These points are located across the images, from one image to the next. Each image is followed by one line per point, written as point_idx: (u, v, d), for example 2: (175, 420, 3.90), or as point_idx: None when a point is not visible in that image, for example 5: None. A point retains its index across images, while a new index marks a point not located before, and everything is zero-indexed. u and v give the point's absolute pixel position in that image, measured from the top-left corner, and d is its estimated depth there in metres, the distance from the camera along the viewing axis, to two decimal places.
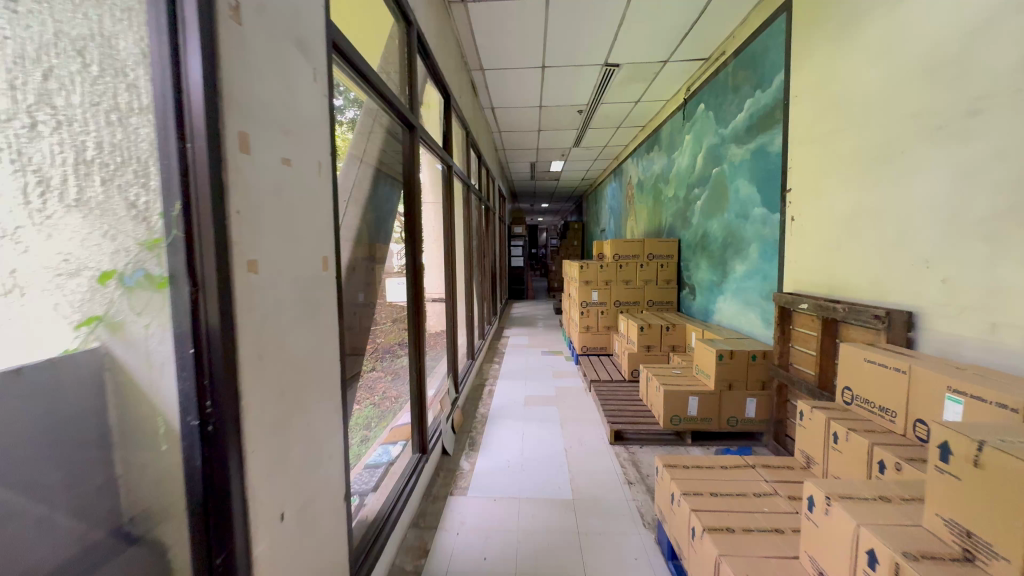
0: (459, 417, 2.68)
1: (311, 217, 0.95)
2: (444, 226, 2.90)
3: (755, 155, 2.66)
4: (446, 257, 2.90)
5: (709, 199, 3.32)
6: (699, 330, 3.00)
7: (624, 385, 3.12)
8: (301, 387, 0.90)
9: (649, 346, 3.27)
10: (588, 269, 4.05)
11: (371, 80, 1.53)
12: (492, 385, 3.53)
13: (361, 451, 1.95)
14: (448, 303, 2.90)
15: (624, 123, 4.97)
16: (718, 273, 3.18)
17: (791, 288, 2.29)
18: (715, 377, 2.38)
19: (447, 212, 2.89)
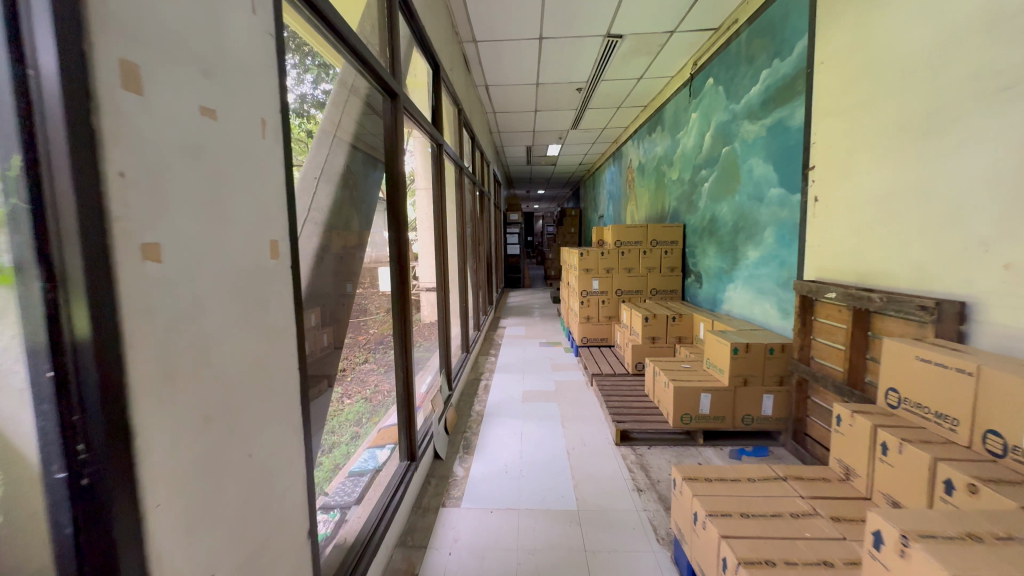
0: (452, 416, 2.49)
1: (251, 190, 0.74)
2: (435, 211, 2.68)
3: (772, 131, 2.44)
4: (438, 243, 2.68)
5: (718, 181, 3.11)
6: (709, 321, 2.82)
7: (628, 379, 2.94)
8: (239, 409, 0.70)
9: (654, 338, 3.09)
10: (588, 256, 3.84)
11: (346, 39, 1.30)
12: (487, 379, 3.35)
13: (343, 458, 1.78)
14: (441, 293, 2.69)
15: (625, 102, 4.72)
16: (728, 260, 2.99)
17: (813, 276, 2.10)
18: (729, 372, 2.19)
19: (438, 195, 2.67)
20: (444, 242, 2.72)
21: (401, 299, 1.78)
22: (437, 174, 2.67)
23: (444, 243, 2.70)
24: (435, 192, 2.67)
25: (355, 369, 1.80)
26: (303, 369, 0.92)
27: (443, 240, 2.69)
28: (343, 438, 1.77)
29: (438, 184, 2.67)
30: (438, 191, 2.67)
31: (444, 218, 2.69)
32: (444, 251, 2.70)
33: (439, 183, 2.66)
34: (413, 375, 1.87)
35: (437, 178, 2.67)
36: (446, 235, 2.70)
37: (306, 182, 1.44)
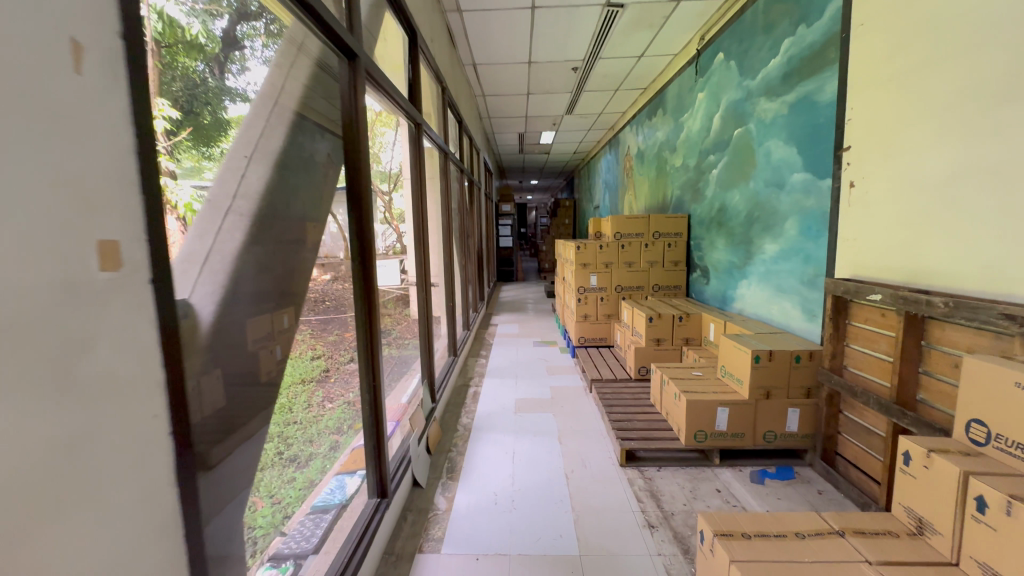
0: (434, 433, 2.21)
1: (51, 158, 0.44)
2: (414, 200, 2.37)
3: (796, 108, 2.15)
4: (420, 235, 2.39)
5: (729, 166, 2.82)
6: (720, 322, 2.54)
7: (631, 386, 2.68)
8: (17, 539, 0.40)
9: (659, 340, 2.81)
10: (586, 250, 3.55)
11: None
12: (477, 386, 3.06)
13: (305, 488, 1.50)
14: (422, 292, 2.39)
15: (624, 84, 4.41)
16: (740, 254, 2.72)
17: (847, 273, 1.83)
18: (749, 384, 1.92)
19: (418, 182, 2.36)
20: (424, 235, 2.41)
21: (367, 298, 1.52)
22: (417, 158, 2.35)
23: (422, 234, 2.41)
24: (412, 178, 2.35)
25: (338, 369, 1.59)
26: (179, 431, 0.61)
27: (422, 232, 2.39)
28: (323, 449, 1.60)
29: (417, 170, 2.35)
30: (416, 178, 2.35)
31: (424, 207, 2.39)
32: (423, 245, 2.40)
33: (418, 168, 2.34)
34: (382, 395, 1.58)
35: (416, 162, 2.35)
36: (426, 226, 2.39)
37: (241, 160, 1.09)
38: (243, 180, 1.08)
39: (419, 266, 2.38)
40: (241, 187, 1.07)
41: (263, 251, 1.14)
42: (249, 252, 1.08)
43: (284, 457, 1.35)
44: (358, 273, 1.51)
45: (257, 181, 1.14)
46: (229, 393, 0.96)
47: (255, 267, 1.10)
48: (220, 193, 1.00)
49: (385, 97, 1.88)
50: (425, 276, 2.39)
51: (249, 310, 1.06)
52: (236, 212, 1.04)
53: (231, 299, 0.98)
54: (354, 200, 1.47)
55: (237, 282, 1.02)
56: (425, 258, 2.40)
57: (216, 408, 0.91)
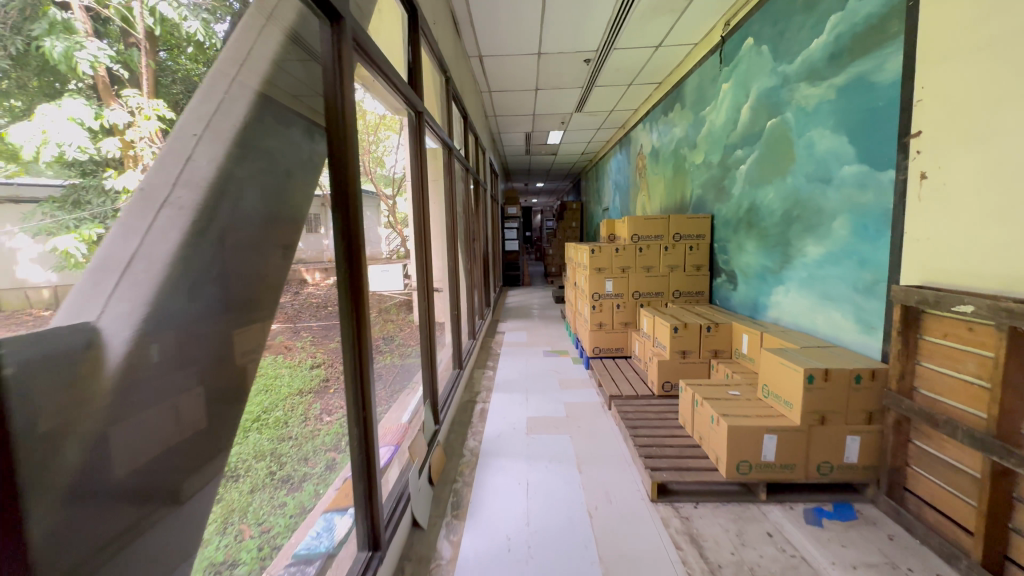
0: (438, 460, 1.96)
1: None
2: (415, 199, 2.12)
3: (846, 93, 1.91)
4: (422, 237, 2.15)
5: (762, 162, 2.57)
6: (755, 332, 2.29)
7: (655, 405, 2.42)
8: None
9: (685, 352, 2.56)
10: (600, 253, 3.30)
11: None
12: (484, 402, 2.80)
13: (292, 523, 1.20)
14: (423, 301, 2.14)
15: (638, 78, 4.17)
16: (775, 258, 2.46)
17: (918, 280, 1.57)
18: (801, 408, 1.66)
19: (419, 177, 2.12)
20: (425, 238, 2.17)
21: (356, 310, 1.24)
22: (417, 152, 2.10)
23: (424, 237, 2.16)
24: (413, 175, 2.11)
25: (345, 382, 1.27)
26: None
27: (424, 235, 2.15)
28: (319, 470, 1.32)
29: (419, 165, 2.10)
30: (418, 174, 2.11)
31: (427, 207, 2.15)
32: (425, 248, 2.16)
33: (419, 162, 2.10)
34: (375, 429, 1.32)
35: (417, 156, 2.10)
36: (428, 226, 2.15)
37: (192, 136, 0.81)
38: (189, 165, 0.80)
39: (419, 271, 2.14)
40: (185, 172, 0.79)
41: (206, 254, 0.88)
42: (184, 258, 0.82)
43: (277, 477, 1.16)
44: (343, 285, 1.23)
45: (209, 166, 0.86)
46: (137, 445, 0.71)
47: (194, 277, 0.85)
48: (157, 179, 0.72)
49: (380, 77, 1.63)
50: (427, 282, 2.15)
51: (183, 329, 0.82)
52: (175, 206, 0.77)
53: (150, 320, 0.73)
54: (339, 204, 1.20)
55: (167, 295, 0.77)
56: (425, 262, 2.16)
57: (120, 467, 0.66)
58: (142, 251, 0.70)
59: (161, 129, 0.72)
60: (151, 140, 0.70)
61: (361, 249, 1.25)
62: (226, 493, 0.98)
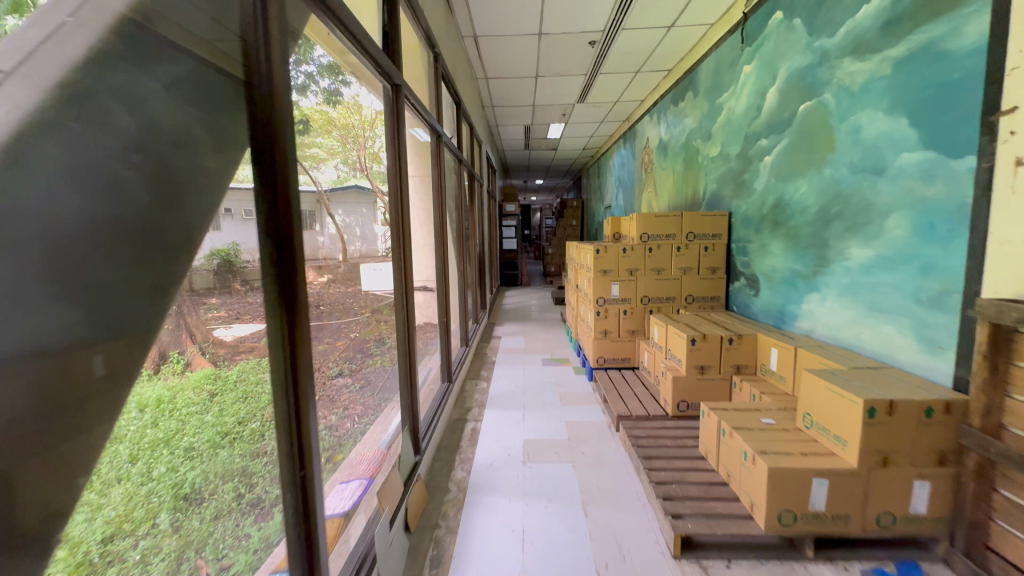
0: (417, 500, 1.65)
1: None
2: (391, 189, 1.72)
3: (905, 67, 1.60)
4: (396, 238, 1.73)
5: (792, 151, 2.26)
6: (787, 347, 1.98)
7: (670, 430, 2.12)
8: None
9: (703, 368, 2.25)
10: (606, 254, 2.99)
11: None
12: (476, 421, 2.50)
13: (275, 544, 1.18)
14: (399, 314, 1.76)
15: (647, 64, 3.87)
16: (807, 261, 2.16)
17: (1008, 293, 1.27)
18: (859, 449, 1.35)
19: (400, 162, 1.73)
20: (403, 237, 1.77)
21: (290, 339, 0.91)
22: (396, 132, 1.71)
23: (401, 237, 1.75)
24: (389, 160, 1.72)
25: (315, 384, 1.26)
26: None
27: (400, 235, 1.73)
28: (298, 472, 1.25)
29: (396, 148, 1.72)
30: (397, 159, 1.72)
31: (404, 202, 1.75)
32: (403, 251, 1.76)
33: (396, 142, 1.71)
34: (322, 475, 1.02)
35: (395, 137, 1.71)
36: (405, 223, 1.76)
37: (108, 81, 0.59)
38: (105, 117, 0.59)
39: (397, 278, 1.76)
40: (97, 127, 0.58)
41: (147, 252, 0.65)
42: (128, 250, 0.62)
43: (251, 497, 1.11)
44: (274, 303, 0.90)
45: (139, 128, 0.63)
46: (55, 494, 0.53)
47: (152, 282, 0.66)
48: (43, 141, 0.51)
49: (337, 28, 1.29)
50: (405, 294, 1.76)
51: (132, 341, 0.63)
52: (84, 178, 0.55)
53: (88, 331, 0.56)
54: (264, 188, 0.85)
55: (111, 299, 0.59)
56: (403, 266, 1.76)
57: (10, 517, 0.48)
58: (45, 236, 0.51)
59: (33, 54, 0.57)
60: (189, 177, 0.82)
61: (298, 251, 0.93)
62: (185, 522, 0.95)
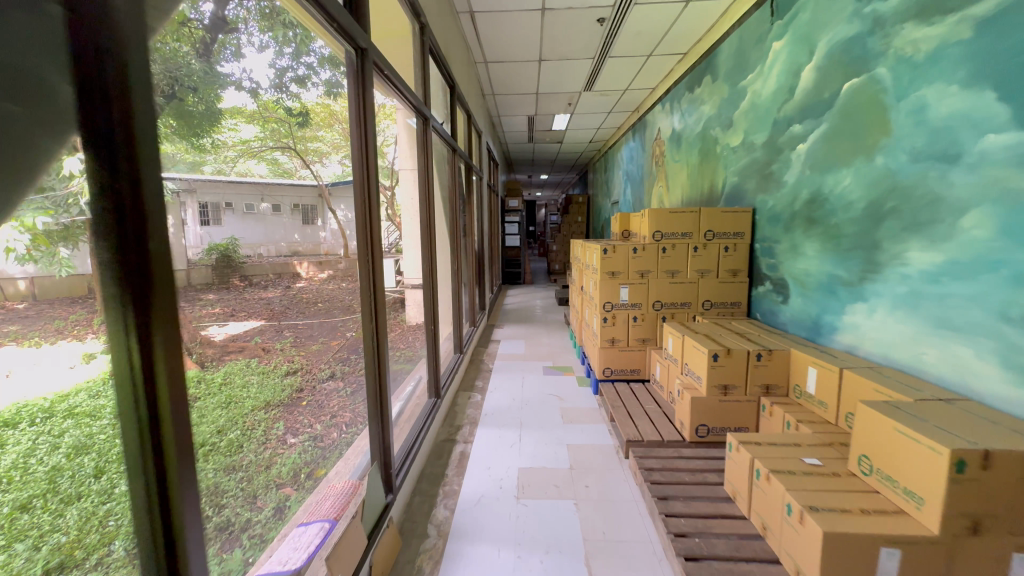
0: (385, 550, 1.39)
1: None
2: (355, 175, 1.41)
3: (992, 25, 1.29)
4: (362, 236, 1.44)
5: (834, 138, 1.95)
6: (831, 369, 1.68)
7: (689, 461, 1.82)
8: None
9: (727, 388, 1.96)
10: (614, 255, 2.70)
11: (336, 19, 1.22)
12: (465, 441, 2.23)
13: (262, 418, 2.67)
14: (367, 328, 1.45)
15: (660, 46, 3.56)
16: (852, 265, 1.85)
17: None
18: (943, 513, 1.05)
19: (367, 144, 1.41)
20: (371, 236, 1.46)
21: (150, 385, 0.62)
22: (360, 105, 1.40)
23: (368, 236, 1.44)
24: (352, 139, 1.41)
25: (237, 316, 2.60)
26: None
27: (367, 235, 1.43)
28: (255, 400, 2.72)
29: (359, 125, 1.41)
30: (363, 139, 1.40)
31: (371, 193, 1.45)
32: (371, 251, 1.46)
33: (361, 117, 1.40)
34: (208, 552, 0.75)
35: (359, 113, 1.40)
36: (373, 219, 1.45)
37: None
38: (45, 98, 0.52)
39: (361, 282, 1.44)
40: (42, 111, 0.51)
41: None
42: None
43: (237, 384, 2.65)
44: (122, 336, 0.60)
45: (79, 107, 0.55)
46: None
47: None
48: None
49: None
50: (374, 305, 1.45)
51: None
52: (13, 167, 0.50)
53: None
54: (99, 167, 0.56)
55: None
56: (369, 270, 1.45)
57: None
58: None
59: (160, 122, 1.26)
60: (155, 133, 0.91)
61: (157, 259, 0.61)
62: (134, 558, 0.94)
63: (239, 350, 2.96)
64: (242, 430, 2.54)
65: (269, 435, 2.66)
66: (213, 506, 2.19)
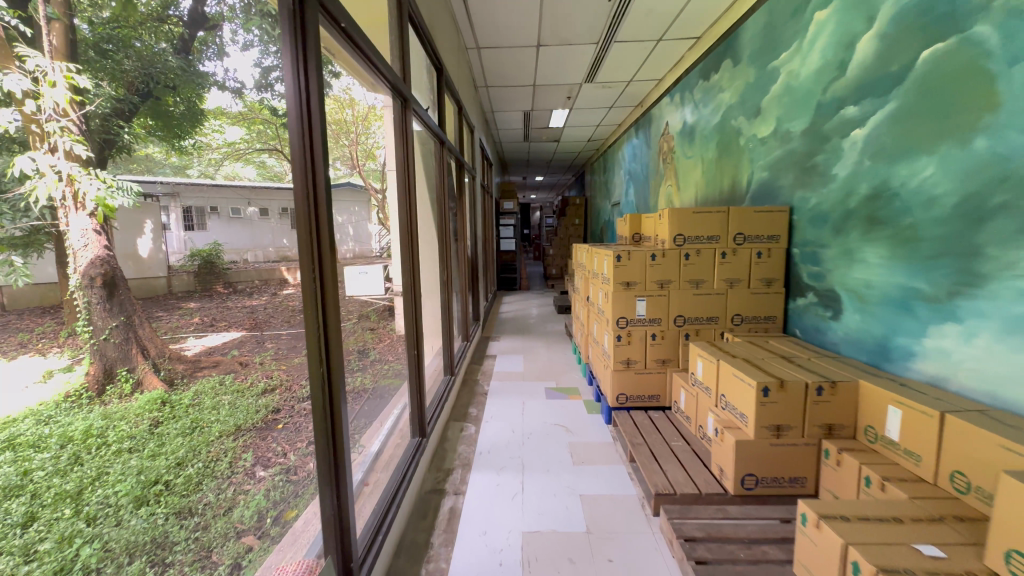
0: None
1: None
2: (292, 158, 1.01)
3: None
4: (303, 241, 1.04)
5: (908, 118, 1.58)
6: (924, 412, 1.30)
7: (738, 526, 1.44)
8: None
9: (779, 428, 1.58)
10: (629, 262, 2.32)
11: None
12: (457, 491, 1.83)
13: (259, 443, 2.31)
14: (315, 372, 1.05)
15: (672, 29, 3.19)
16: (937, 277, 1.48)
17: None
18: None
19: (308, 113, 1.04)
20: (320, 246, 1.08)
21: None
22: (297, 58, 1.01)
23: (313, 243, 1.05)
24: (288, 112, 1.02)
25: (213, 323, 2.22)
26: None
27: (310, 238, 1.04)
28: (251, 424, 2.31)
29: (298, 92, 1.02)
30: (302, 106, 1.03)
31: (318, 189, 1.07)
32: (319, 264, 1.07)
33: (301, 83, 1.01)
34: None
35: (295, 67, 1.00)
36: (318, 218, 1.06)
37: None
38: None
39: (304, 306, 1.04)
40: None
41: None
42: None
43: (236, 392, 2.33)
44: None
45: None
46: None
47: None
48: None
49: None
50: (324, 345, 1.06)
51: None
52: None
53: None
54: None
55: None
56: (315, 293, 1.05)
57: None
58: None
59: (76, 96, 1.00)
60: (58, 108, 0.95)
61: None
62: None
63: (213, 366, 2.24)
64: (205, 463, 2.00)
65: (234, 468, 2.14)
66: (153, 565, 1.61)
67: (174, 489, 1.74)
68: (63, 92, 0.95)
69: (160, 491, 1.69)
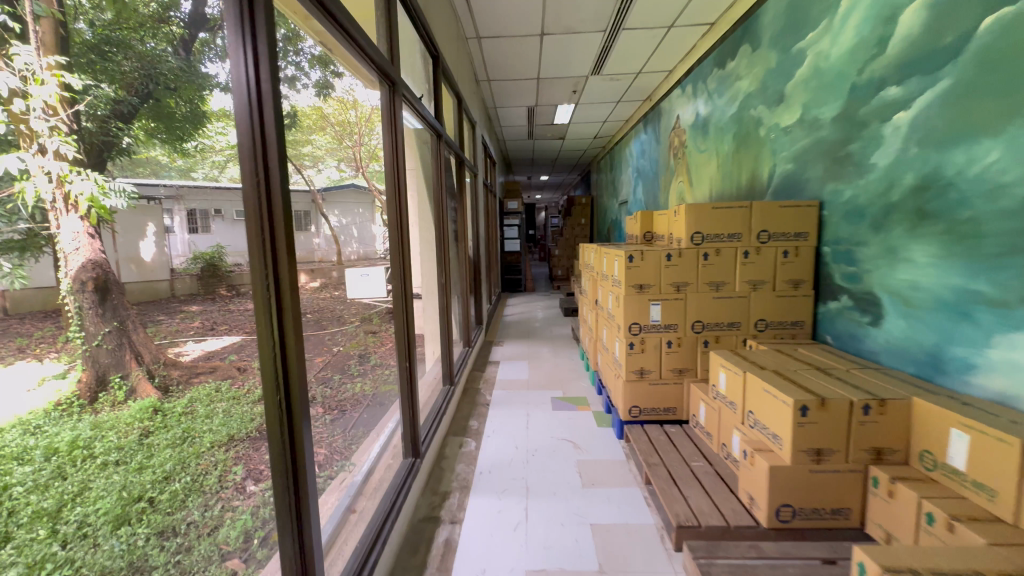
0: None
1: None
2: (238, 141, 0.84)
3: None
4: (254, 242, 0.86)
5: (966, 97, 1.38)
6: (994, 439, 1.10)
7: (776, 568, 1.24)
8: None
9: (817, 452, 1.38)
10: (642, 263, 2.12)
11: None
12: (454, 519, 1.65)
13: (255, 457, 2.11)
14: (268, 397, 0.88)
15: (684, 15, 3.00)
16: (1005, 279, 1.28)
17: None
18: None
19: (258, 86, 0.85)
20: (277, 248, 0.90)
21: None
22: (242, 16, 0.82)
23: (266, 243, 0.87)
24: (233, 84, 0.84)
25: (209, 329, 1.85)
26: None
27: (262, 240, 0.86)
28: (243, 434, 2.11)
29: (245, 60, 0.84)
30: (250, 77, 0.84)
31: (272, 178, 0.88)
32: (274, 269, 0.89)
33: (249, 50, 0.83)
34: None
35: (239, 29, 0.82)
36: (273, 214, 0.88)
37: None
38: None
39: (257, 320, 0.87)
40: None
41: None
42: None
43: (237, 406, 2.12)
44: None
45: None
46: None
47: None
48: None
49: None
50: (279, 363, 0.89)
51: None
52: None
53: None
54: None
55: None
56: (269, 305, 0.87)
57: None
58: None
59: (69, 95, 0.94)
60: (48, 108, 0.90)
61: None
62: None
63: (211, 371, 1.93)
64: (193, 477, 1.83)
65: (223, 482, 1.92)
66: None
67: (157, 506, 1.63)
68: (53, 91, 0.90)
69: (142, 508, 1.58)
